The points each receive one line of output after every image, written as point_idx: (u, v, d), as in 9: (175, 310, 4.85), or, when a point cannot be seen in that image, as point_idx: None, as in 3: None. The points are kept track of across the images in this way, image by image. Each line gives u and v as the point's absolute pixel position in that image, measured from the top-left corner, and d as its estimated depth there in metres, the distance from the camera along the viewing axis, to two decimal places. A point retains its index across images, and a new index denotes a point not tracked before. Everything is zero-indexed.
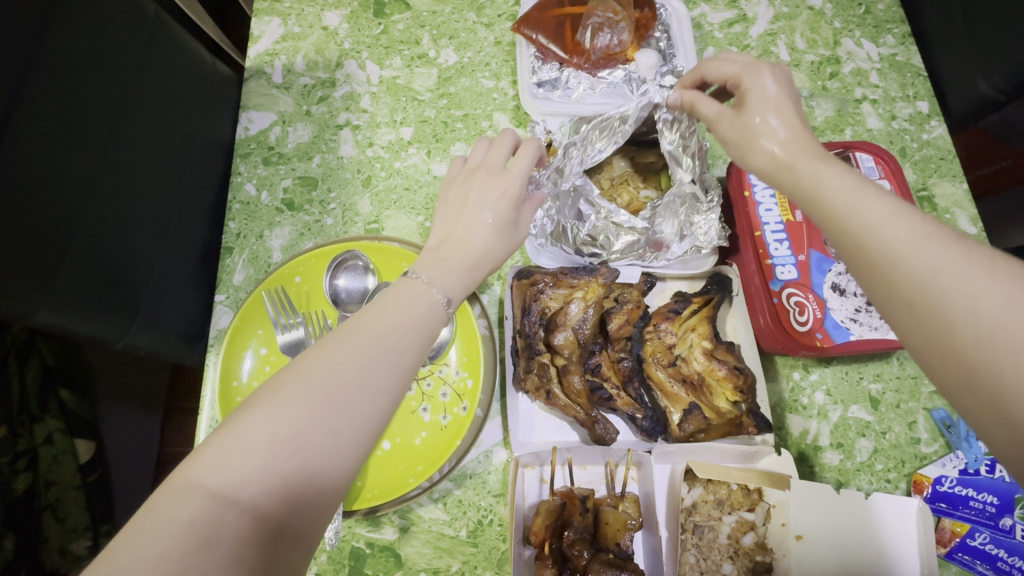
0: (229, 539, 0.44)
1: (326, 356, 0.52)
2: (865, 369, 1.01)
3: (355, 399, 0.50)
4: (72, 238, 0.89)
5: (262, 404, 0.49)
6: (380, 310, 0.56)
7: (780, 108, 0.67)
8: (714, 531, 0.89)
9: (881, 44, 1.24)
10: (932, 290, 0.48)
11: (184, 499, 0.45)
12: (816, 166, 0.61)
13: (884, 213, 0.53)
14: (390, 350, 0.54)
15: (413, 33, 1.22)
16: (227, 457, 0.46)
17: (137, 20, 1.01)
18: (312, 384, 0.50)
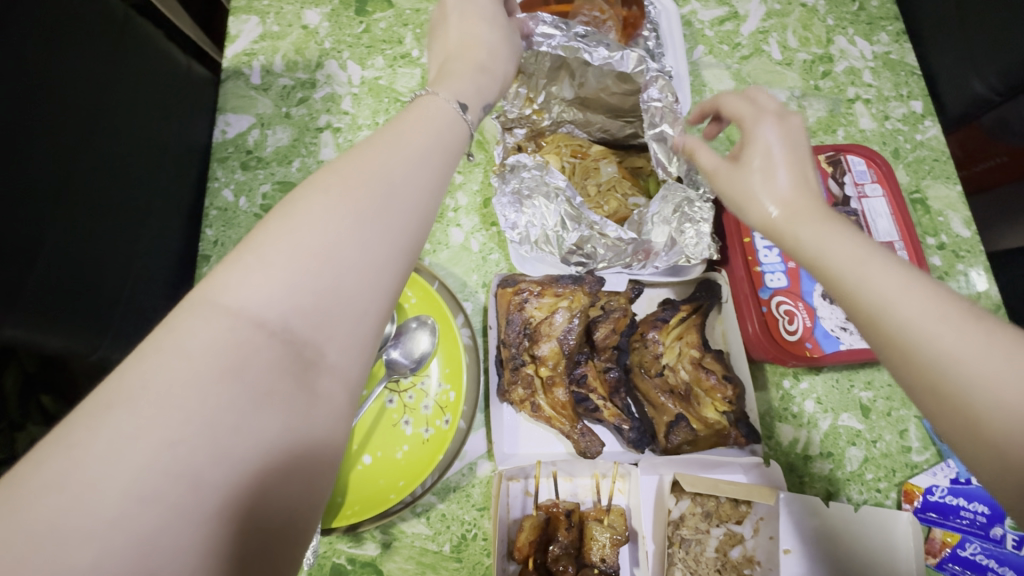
0: (263, 362, 0.42)
1: (346, 174, 0.49)
2: (856, 377, 0.99)
3: (386, 204, 0.49)
4: (39, 248, 0.86)
5: (280, 220, 0.46)
6: (400, 132, 0.55)
7: (788, 160, 0.63)
8: (701, 544, 0.87)
9: (875, 42, 1.22)
10: (950, 378, 0.46)
11: (209, 321, 0.41)
12: (817, 228, 0.57)
13: (896, 300, 0.50)
14: (415, 170, 0.52)
15: (396, 32, 1.19)
16: (250, 275, 0.43)
17: (103, 20, 0.98)
18: (335, 194, 0.47)
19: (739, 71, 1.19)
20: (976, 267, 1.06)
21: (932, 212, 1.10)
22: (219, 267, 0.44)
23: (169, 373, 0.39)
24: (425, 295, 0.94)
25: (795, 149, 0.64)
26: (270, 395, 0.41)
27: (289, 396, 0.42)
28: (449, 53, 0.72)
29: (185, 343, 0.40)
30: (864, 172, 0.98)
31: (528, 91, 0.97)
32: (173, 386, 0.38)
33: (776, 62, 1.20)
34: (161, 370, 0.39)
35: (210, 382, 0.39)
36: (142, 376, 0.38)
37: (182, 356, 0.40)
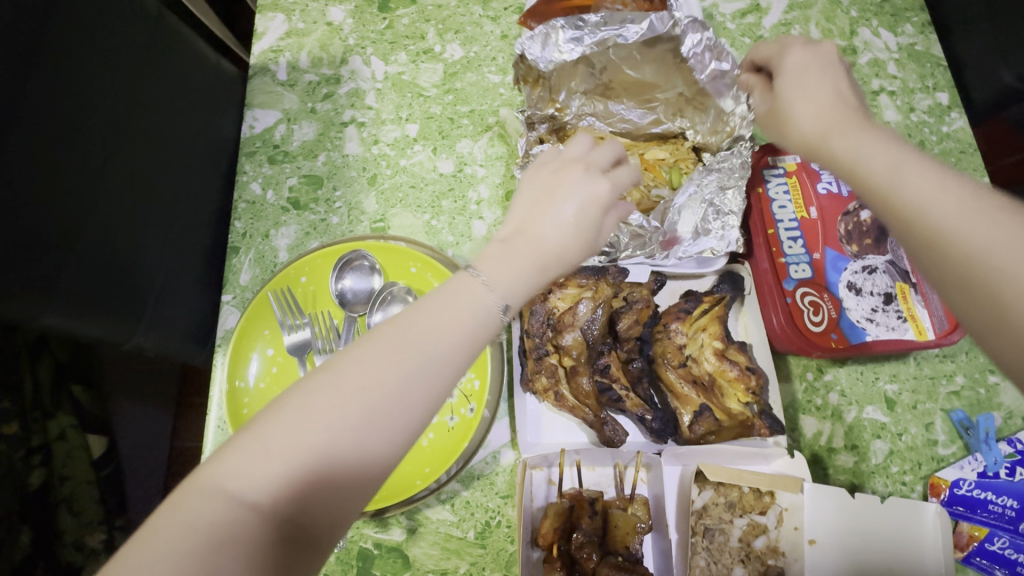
0: (251, 541, 0.42)
1: (365, 364, 0.47)
2: (881, 369, 0.98)
3: (392, 408, 0.46)
4: (76, 240, 0.89)
5: (293, 403, 0.45)
6: (436, 313, 0.50)
7: (822, 82, 0.66)
8: (725, 534, 0.88)
9: (899, 34, 1.21)
10: (982, 271, 0.47)
11: (199, 504, 0.42)
12: (853, 136, 0.59)
13: (930, 192, 0.51)
14: (438, 352, 0.49)
15: (419, 28, 1.21)
16: (252, 460, 0.44)
17: (137, 19, 1.01)
18: (345, 390, 0.45)
19: None
20: None
21: None
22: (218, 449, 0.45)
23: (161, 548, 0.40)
24: None
25: (823, 74, 0.67)
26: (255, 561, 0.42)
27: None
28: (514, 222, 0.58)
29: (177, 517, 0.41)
30: None
31: (550, 94, 0.99)
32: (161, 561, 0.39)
33: None
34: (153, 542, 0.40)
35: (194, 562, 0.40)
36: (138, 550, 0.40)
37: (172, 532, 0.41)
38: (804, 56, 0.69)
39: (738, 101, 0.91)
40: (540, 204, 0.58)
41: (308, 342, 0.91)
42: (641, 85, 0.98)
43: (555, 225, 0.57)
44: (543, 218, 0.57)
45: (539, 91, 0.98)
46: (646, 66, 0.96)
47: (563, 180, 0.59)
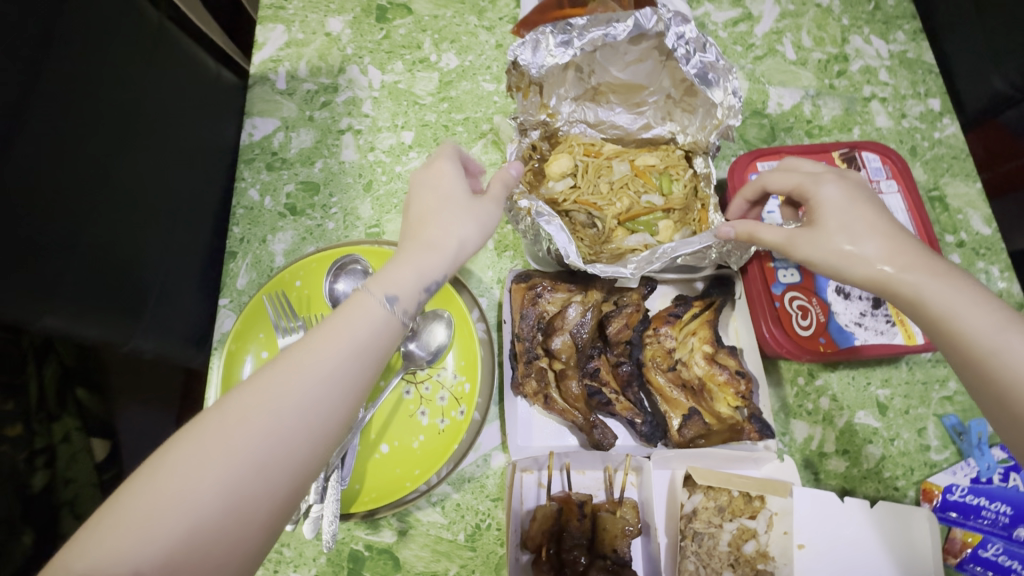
0: None
1: (241, 409, 0.51)
2: (873, 374, 0.98)
3: (256, 444, 0.50)
4: (76, 245, 0.92)
5: (156, 462, 0.49)
6: (314, 343, 0.55)
7: (889, 219, 0.71)
8: (714, 538, 0.87)
9: (891, 41, 1.22)
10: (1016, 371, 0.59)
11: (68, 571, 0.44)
12: (959, 291, 0.64)
13: (987, 324, 0.62)
14: (310, 376, 0.53)
15: (415, 38, 1.23)
16: (107, 534, 0.45)
17: (138, 30, 1.04)
18: (207, 438, 0.49)
19: (753, 71, 1.19)
20: (996, 265, 1.05)
21: (951, 209, 1.09)
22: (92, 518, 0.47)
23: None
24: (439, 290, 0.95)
25: (870, 203, 0.72)
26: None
27: None
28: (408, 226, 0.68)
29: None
30: (880, 168, 0.97)
31: (541, 99, 0.98)
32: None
33: (790, 62, 1.21)
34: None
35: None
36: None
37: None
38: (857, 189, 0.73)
39: (728, 93, 0.88)
40: (456, 230, 0.67)
41: None
42: (630, 87, 0.98)
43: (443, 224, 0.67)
44: (435, 214, 0.67)
45: (530, 97, 0.96)
46: (633, 66, 0.94)
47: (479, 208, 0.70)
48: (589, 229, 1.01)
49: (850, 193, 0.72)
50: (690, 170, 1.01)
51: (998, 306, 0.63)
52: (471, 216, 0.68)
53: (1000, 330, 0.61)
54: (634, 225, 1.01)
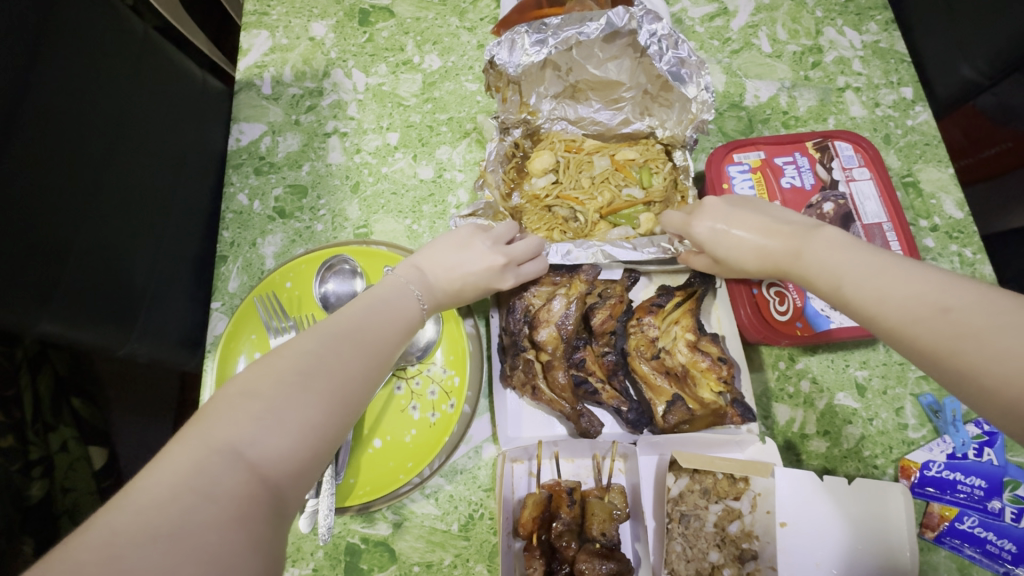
0: (264, 511, 0.46)
1: (337, 350, 0.59)
2: (851, 357, 1.01)
3: (362, 390, 0.59)
4: (72, 251, 0.93)
5: (292, 383, 0.54)
6: (381, 313, 0.67)
7: (750, 226, 0.76)
8: (700, 520, 0.89)
9: (864, 32, 1.24)
10: (878, 319, 0.61)
11: (218, 462, 0.46)
12: (802, 259, 0.70)
13: (829, 282, 0.66)
14: (389, 343, 0.65)
15: (398, 40, 1.25)
16: (265, 434, 0.50)
17: (125, 40, 1.05)
18: (330, 372, 0.57)
19: (730, 65, 1.22)
20: (969, 248, 1.08)
21: (924, 194, 1.12)
22: (208, 420, 0.50)
23: (186, 505, 0.43)
24: None
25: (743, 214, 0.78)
26: (254, 532, 0.45)
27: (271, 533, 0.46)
28: (421, 265, 0.79)
29: (191, 474, 0.45)
30: (852, 156, 1.00)
31: (521, 98, 1.01)
32: (188, 510, 0.43)
33: (766, 55, 1.23)
34: (169, 488, 0.44)
35: (224, 511, 0.44)
36: (140, 509, 0.42)
37: (184, 480, 0.45)
38: (719, 201, 0.81)
39: (701, 89, 0.91)
40: (456, 254, 0.82)
41: None
42: (606, 84, 0.99)
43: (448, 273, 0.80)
44: (444, 267, 0.80)
45: (509, 96, 0.99)
46: (608, 62, 0.96)
47: (476, 247, 0.83)
48: (571, 223, 1.05)
49: (710, 212, 0.80)
50: (670, 163, 1.04)
51: (833, 248, 0.67)
52: (468, 256, 0.82)
53: (836, 284, 0.65)
54: (615, 219, 1.04)
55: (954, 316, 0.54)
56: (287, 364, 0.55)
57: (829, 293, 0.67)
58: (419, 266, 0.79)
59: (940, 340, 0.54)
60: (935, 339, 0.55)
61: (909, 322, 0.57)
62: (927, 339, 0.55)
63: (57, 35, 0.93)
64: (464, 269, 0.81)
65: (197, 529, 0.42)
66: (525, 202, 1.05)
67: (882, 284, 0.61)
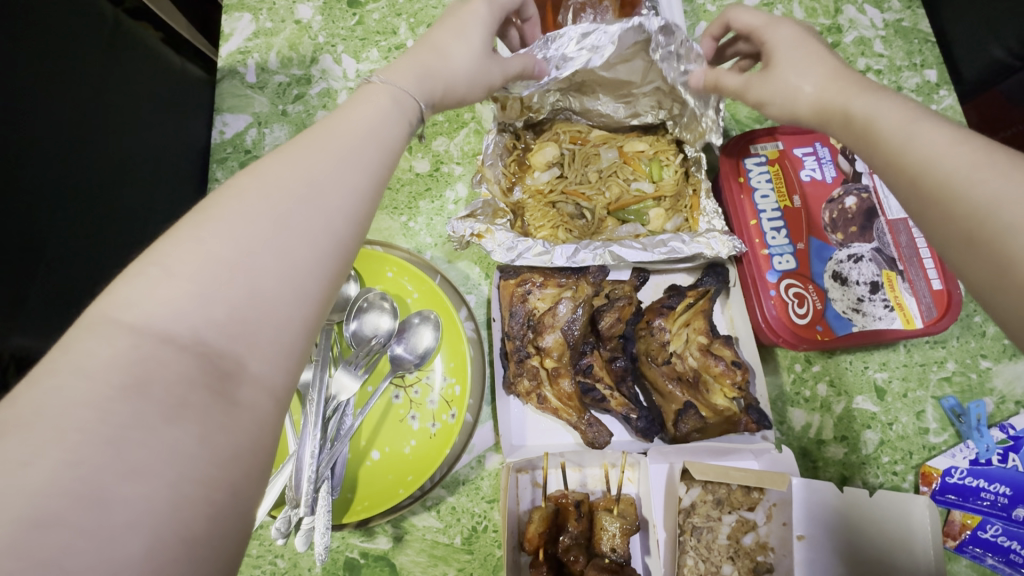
0: (167, 377, 0.35)
1: (282, 171, 0.45)
2: (871, 358, 0.96)
3: (313, 207, 0.45)
4: (44, 256, 0.85)
5: (203, 221, 0.41)
6: (340, 132, 0.50)
7: (812, 61, 0.63)
8: (713, 532, 0.87)
9: (885, 10, 1.17)
10: (930, 176, 0.48)
11: (99, 332, 0.36)
12: (861, 106, 0.57)
13: (895, 121, 0.53)
14: (342, 165, 0.48)
15: (390, 22, 1.17)
16: (160, 283, 0.38)
17: (93, 24, 0.96)
18: (264, 195, 0.44)
19: None
20: None
21: None
22: (124, 282, 0.39)
23: (65, 385, 0.33)
24: (427, 291, 0.92)
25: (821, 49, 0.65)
26: (178, 410, 0.35)
27: (198, 419, 0.35)
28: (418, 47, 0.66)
29: (74, 349, 0.35)
30: None
31: (521, 104, 0.92)
32: (75, 399, 0.33)
33: None
34: (51, 369, 0.34)
35: (118, 388, 0.34)
36: (36, 399, 0.33)
37: (69, 358, 0.34)
38: (797, 32, 0.67)
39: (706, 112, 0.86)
40: (449, 31, 0.68)
41: None
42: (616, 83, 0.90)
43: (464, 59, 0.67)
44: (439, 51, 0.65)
45: (510, 106, 0.91)
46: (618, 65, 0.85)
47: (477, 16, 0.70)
48: (577, 221, 1.00)
49: (784, 36, 0.67)
50: (680, 156, 0.99)
51: (903, 106, 0.54)
52: (460, 34, 0.67)
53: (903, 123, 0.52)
54: (623, 215, 0.99)
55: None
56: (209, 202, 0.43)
57: (869, 142, 0.55)
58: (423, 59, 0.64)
59: (996, 190, 0.44)
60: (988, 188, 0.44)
61: (961, 169, 0.46)
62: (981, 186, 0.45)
63: (16, 15, 0.83)
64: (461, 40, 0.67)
65: (97, 429, 0.32)
66: (527, 197, 1.00)
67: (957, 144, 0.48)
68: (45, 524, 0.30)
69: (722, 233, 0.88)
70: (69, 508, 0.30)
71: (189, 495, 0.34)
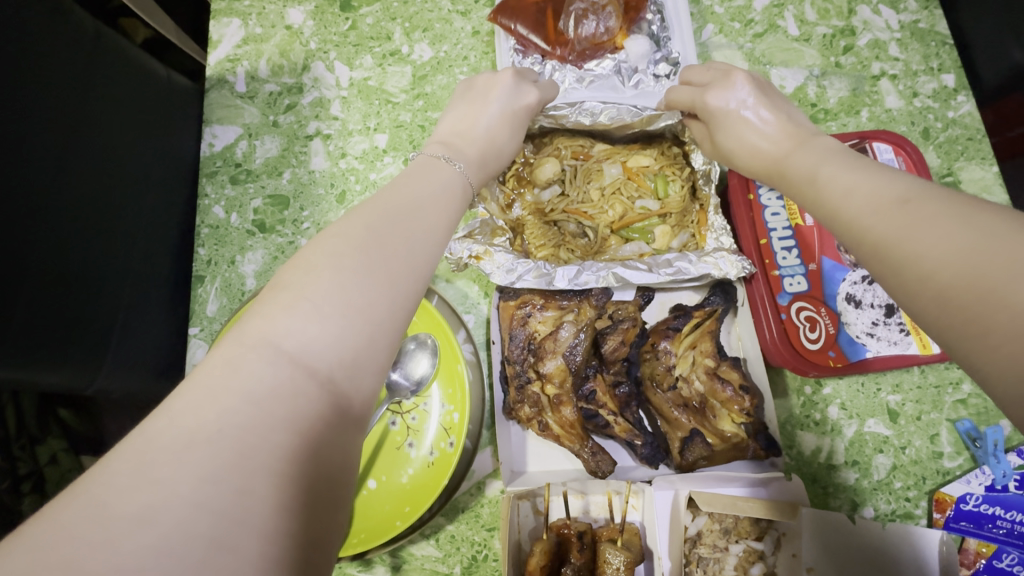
0: (312, 415, 0.39)
1: (380, 225, 0.48)
2: (883, 380, 0.93)
3: (406, 252, 0.48)
4: (26, 281, 0.80)
5: (329, 266, 0.44)
6: (415, 187, 0.55)
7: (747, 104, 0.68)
8: (720, 563, 0.84)
9: (901, 11, 1.12)
10: (846, 218, 0.48)
11: (260, 358, 0.39)
12: (790, 149, 0.60)
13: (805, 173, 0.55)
14: (422, 215, 0.52)
15: (384, 27, 1.12)
16: (307, 319, 0.41)
17: (73, 35, 0.91)
18: (370, 242, 0.47)
19: (752, 51, 1.10)
20: None
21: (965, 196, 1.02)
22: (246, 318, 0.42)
23: (225, 415, 0.37)
24: (424, 314, 0.89)
25: (764, 92, 0.69)
26: (314, 446, 0.39)
27: (327, 459, 0.40)
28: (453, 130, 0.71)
29: (232, 376, 0.38)
30: (892, 160, 0.90)
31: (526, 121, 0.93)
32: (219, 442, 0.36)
33: (793, 39, 1.11)
34: (216, 393, 0.37)
35: (272, 420, 0.38)
36: (170, 436, 0.36)
37: (230, 385, 0.38)
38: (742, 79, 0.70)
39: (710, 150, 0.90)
40: (475, 106, 0.73)
41: None
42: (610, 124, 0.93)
43: (490, 121, 0.72)
44: (476, 121, 0.72)
45: None
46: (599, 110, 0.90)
47: (494, 79, 0.76)
48: (579, 240, 0.97)
49: (732, 86, 0.69)
50: (687, 169, 0.95)
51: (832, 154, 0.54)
52: (484, 97, 0.74)
53: (813, 175, 0.54)
54: (627, 233, 0.96)
55: (919, 208, 0.43)
56: (324, 247, 0.45)
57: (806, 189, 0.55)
58: (448, 140, 0.69)
59: (888, 231, 0.43)
60: (888, 232, 0.43)
61: (863, 215, 0.46)
62: (883, 231, 0.44)
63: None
64: (490, 116, 0.73)
65: (241, 468, 0.36)
66: (527, 214, 0.96)
67: (865, 180, 0.48)
68: (221, 544, 0.33)
69: (729, 252, 0.85)
70: (237, 531, 0.34)
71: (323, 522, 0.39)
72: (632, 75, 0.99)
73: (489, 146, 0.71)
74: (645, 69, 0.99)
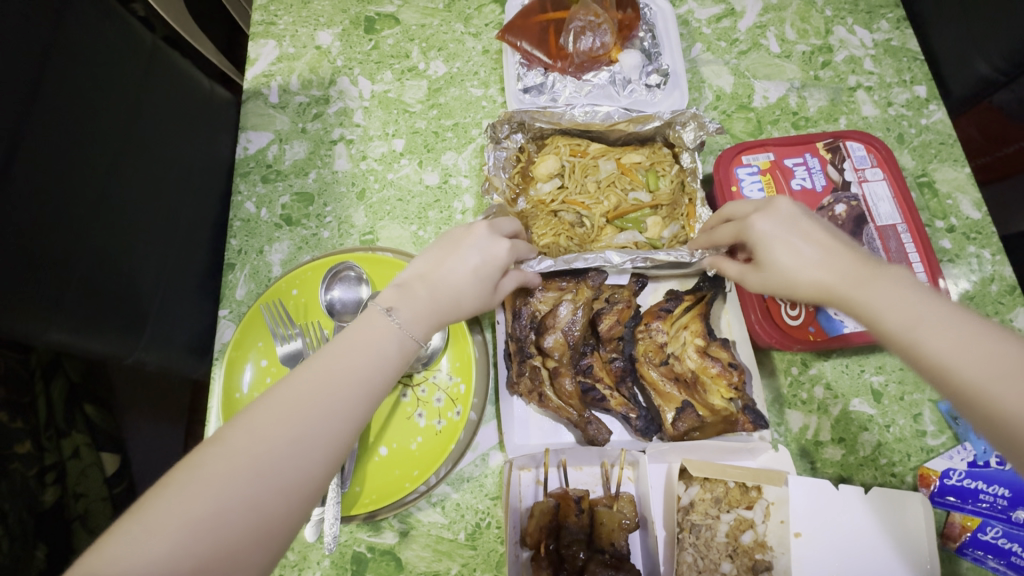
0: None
1: (265, 423, 0.53)
2: (867, 362, 0.98)
3: (293, 457, 0.53)
4: (77, 260, 0.93)
5: (205, 465, 0.51)
6: (337, 361, 0.59)
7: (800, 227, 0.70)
8: (711, 530, 0.89)
9: (875, 30, 1.22)
10: (949, 372, 0.54)
11: (143, 546, 0.46)
12: (864, 288, 0.62)
13: (900, 318, 0.59)
14: (334, 407, 0.56)
15: (403, 47, 1.25)
16: (165, 522, 0.47)
17: (133, 50, 1.06)
18: (248, 448, 0.52)
19: (738, 66, 1.21)
20: (988, 249, 1.05)
21: (940, 194, 1.09)
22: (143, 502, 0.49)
23: None
24: None
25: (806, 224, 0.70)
26: None
27: None
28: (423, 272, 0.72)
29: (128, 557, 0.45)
30: (864, 157, 0.98)
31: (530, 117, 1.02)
32: None
33: (774, 55, 1.22)
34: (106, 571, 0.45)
35: None
36: None
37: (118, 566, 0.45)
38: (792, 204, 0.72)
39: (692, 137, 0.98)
40: (450, 253, 0.73)
41: (300, 352, 0.92)
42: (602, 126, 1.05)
43: (458, 273, 0.72)
44: (448, 265, 0.72)
45: (512, 114, 1.00)
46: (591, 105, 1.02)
47: (472, 232, 0.75)
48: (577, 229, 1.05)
49: (779, 210, 0.72)
50: (676, 166, 1.04)
51: (925, 299, 0.59)
52: (459, 245, 0.74)
53: (908, 322, 0.58)
54: (622, 223, 1.04)
55: None
56: (219, 445, 0.52)
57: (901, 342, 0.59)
58: (405, 284, 0.70)
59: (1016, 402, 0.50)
60: (937, 347, 0.56)
61: (908, 329, 0.58)
62: (936, 345, 0.56)
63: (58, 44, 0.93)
64: (459, 264, 0.72)
65: None
66: (530, 207, 1.05)
67: (963, 339, 0.55)
68: None
69: None
70: None
71: (268, 552, 0.51)
72: (626, 85, 1.10)
73: (449, 297, 0.70)
74: (637, 79, 1.09)
